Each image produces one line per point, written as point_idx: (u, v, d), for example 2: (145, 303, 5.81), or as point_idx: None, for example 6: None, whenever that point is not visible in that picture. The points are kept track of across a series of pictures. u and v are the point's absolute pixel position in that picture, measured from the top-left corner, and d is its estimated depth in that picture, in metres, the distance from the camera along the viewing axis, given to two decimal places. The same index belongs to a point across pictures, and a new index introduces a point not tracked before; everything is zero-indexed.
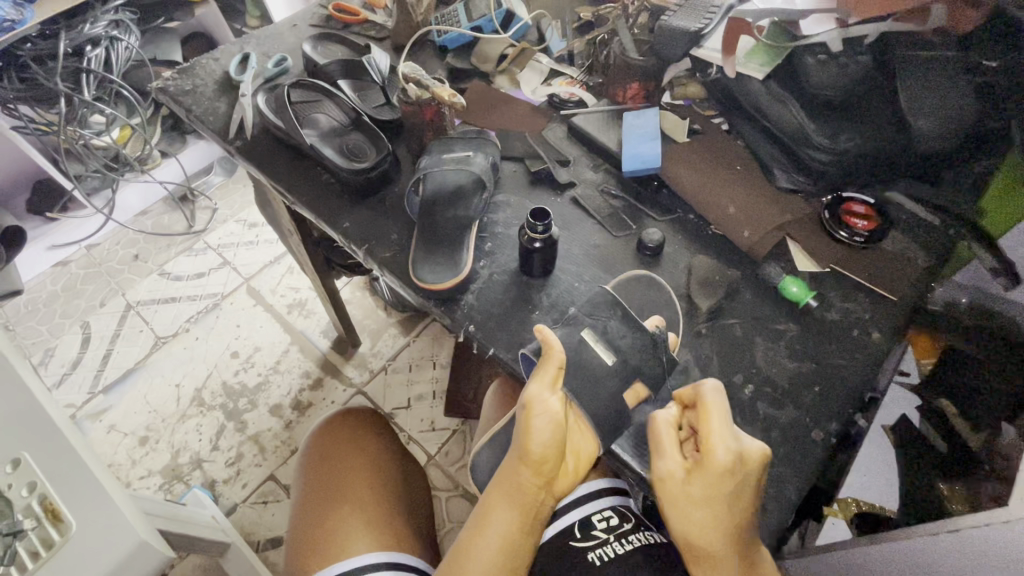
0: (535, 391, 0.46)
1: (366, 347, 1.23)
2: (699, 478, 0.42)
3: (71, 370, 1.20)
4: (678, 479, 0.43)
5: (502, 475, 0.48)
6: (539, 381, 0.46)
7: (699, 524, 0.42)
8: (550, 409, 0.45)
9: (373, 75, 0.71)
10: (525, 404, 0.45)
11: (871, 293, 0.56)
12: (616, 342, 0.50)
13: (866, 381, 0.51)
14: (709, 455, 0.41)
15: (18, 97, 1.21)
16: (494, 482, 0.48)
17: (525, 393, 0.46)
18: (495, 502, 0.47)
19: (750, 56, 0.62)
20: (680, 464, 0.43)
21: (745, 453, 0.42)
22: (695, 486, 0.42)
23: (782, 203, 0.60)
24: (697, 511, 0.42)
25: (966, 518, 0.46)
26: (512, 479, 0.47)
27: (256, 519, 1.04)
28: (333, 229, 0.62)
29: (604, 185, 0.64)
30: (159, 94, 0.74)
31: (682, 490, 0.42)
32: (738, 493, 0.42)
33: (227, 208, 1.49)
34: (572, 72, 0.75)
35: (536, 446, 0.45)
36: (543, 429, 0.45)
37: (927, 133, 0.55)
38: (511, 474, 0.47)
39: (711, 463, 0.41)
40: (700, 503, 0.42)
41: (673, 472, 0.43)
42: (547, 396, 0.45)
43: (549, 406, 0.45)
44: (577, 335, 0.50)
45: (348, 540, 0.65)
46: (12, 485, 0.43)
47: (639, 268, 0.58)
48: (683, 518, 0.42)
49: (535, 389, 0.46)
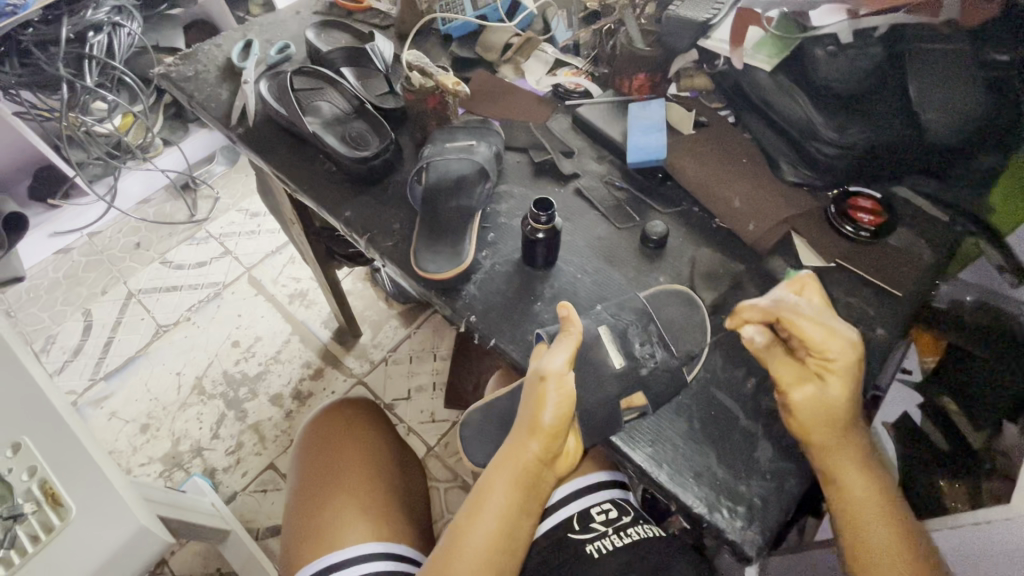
0: (558, 362, 0.46)
1: (367, 338, 1.23)
2: (834, 376, 0.44)
3: (72, 358, 1.20)
4: (813, 394, 0.44)
5: (506, 453, 0.47)
6: (558, 352, 0.47)
7: (845, 422, 0.44)
8: (565, 384, 0.45)
9: (377, 63, 0.70)
10: (542, 376, 0.46)
11: (877, 288, 0.56)
12: (630, 347, 0.51)
13: (869, 375, 0.51)
14: (833, 354, 0.44)
15: (20, 83, 1.20)
16: (496, 460, 0.48)
17: (545, 365, 0.46)
18: (495, 481, 0.47)
19: (758, 48, 0.62)
20: (807, 383, 0.44)
21: (849, 338, 0.44)
22: (836, 384, 0.44)
23: (790, 197, 0.59)
24: (842, 407, 0.44)
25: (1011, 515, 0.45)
26: (517, 454, 0.47)
27: (256, 507, 1.04)
28: (334, 217, 0.61)
29: (608, 176, 0.64)
30: (160, 80, 0.74)
31: (825, 396, 0.44)
32: (858, 371, 0.44)
33: (229, 198, 1.48)
34: (578, 63, 0.74)
35: (548, 418, 0.45)
36: (553, 405, 0.45)
37: (938, 126, 0.54)
38: (517, 450, 0.47)
39: (838, 358, 0.43)
40: (844, 401, 0.44)
41: (803, 384, 0.44)
42: (565, 369, 0.46)
43: (565, 380, 0.46)
44: (594, 330, 0.51)
45: (344, 529, 0.65)
46: (13, 470, 0.43)
47: (678, 284, 0.56)
48: (826, 425, 0.44)
49: (559, 360, 0.46)
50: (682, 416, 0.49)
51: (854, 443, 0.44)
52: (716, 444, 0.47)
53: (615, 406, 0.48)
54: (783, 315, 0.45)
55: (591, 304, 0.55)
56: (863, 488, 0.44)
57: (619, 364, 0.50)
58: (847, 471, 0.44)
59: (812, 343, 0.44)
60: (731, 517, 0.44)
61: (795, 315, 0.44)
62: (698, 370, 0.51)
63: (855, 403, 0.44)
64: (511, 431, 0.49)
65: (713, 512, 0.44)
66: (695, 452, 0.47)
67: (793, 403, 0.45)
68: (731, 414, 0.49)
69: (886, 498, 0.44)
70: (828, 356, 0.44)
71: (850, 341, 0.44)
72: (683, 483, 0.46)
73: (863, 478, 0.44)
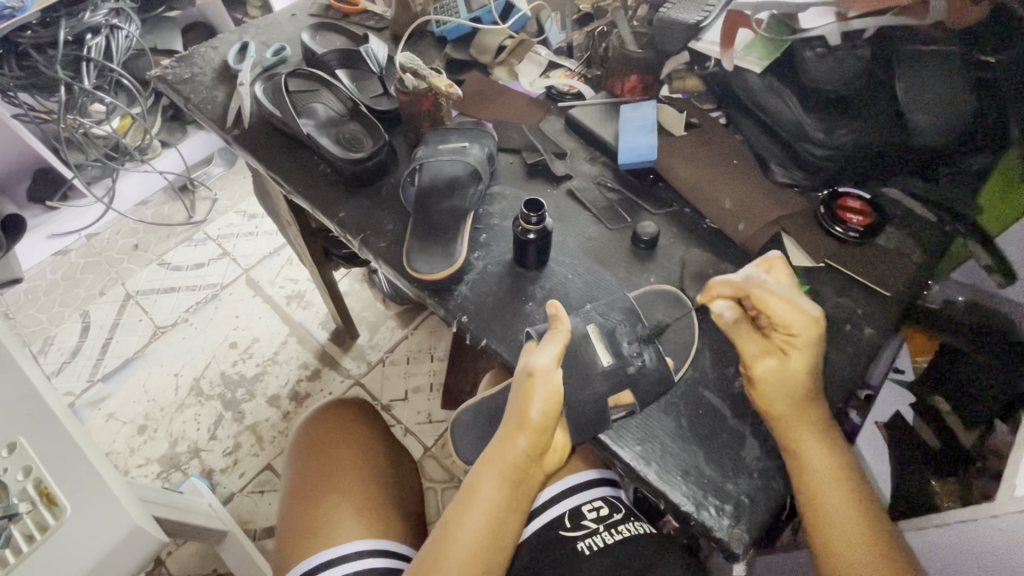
0: (545, 359, 0.46)
1: (365, 339, 1.23)
2: (796, 351, 0.45)
3: (71, 359, 1.21)
4: (774, 365, 0.45)
5: (495, 449, 0.48)
6: (547, 349, 0.47)
7: (805, 400, 0.45)
8: (552, 381, 0.46)
9: (371, 65, 0.71)
10: (529, 372, 0.46)
11: (864, 288, 0.56)
12: (618, 347, 0.51)
13: (858, 373, 0.52)
14: (794, 327, 0.45)
15: (18, 85, 1.20)
16: (484, 457, 0.48)
17: (533, 361, 0.46)
18: (484, 478, 0.47)
19: (749, 50, 0.62)
20: (769, 353, 0.46)
21: (810, 314, 0.45)
22: (796, 356, 0.45)
23: (779, 197, 0.60)
24: (803, 379, 0.45)
25: (988, 509, 0.46)
26: (505, 450, 0.47)
27: (253, 508, 1.05)
28: (328, 218, 0.62)
29: (600, 177, 0.64)
30: (157, 83, 0.74)
31: (786, 367, 0.45)
32: (818, 343, 0.45)
33: (227, 199, 1.49)
34: (571, 65, 0.75)
35: (536, 413, 0.46)
36: (541, 401, 0.46)
37: (925, 129, 0.55)
38: (506, 446, 0.47)
39: (800, 332, 0.44)
40: (804, 371, 0.45)
41: (766, 357, 0.46)
42: (551, 365, 0.46)
43: (552, 376, 0.46)
44: (584, 328, 0.51)
45: (334, 529, 0.65)
46: (8, 469, 0.44)
47: (666, 284, 0.57)
48: (787, 394, 0.45)
49: (547, 356, 0.47)
50: (671, 415, 0.49)
51: (812, 410, 0.45)
52: (705, 443, 0.48)
53: (605, 404, 0.48)
54: (750, 288, 0.46)
55: (582, 304, 0.56)
56: (836, 494, 0.44)
57: (606, 363, 0.50)
58: (824, 489, 0.44)
59: (775, 316, 0.45)
60: (719, 515, 0.45)
61: (760, 287, 0.45)
62: (687, 370, 0.52)
63: (816, 375, 0.45)
64: (500, 428, 0.49)
65: (700, 510, 0.45)
66: (683, 451, 0.47)
67: (757, 376, 0.46)
68: (719, 413, 0.49)
69: (843, 469, 0.45)
70: (790, 330, 0.45)
71: (813, 317, 0.44)
72: (671, 481, 0.46)
73: (841, 496, 0.44)
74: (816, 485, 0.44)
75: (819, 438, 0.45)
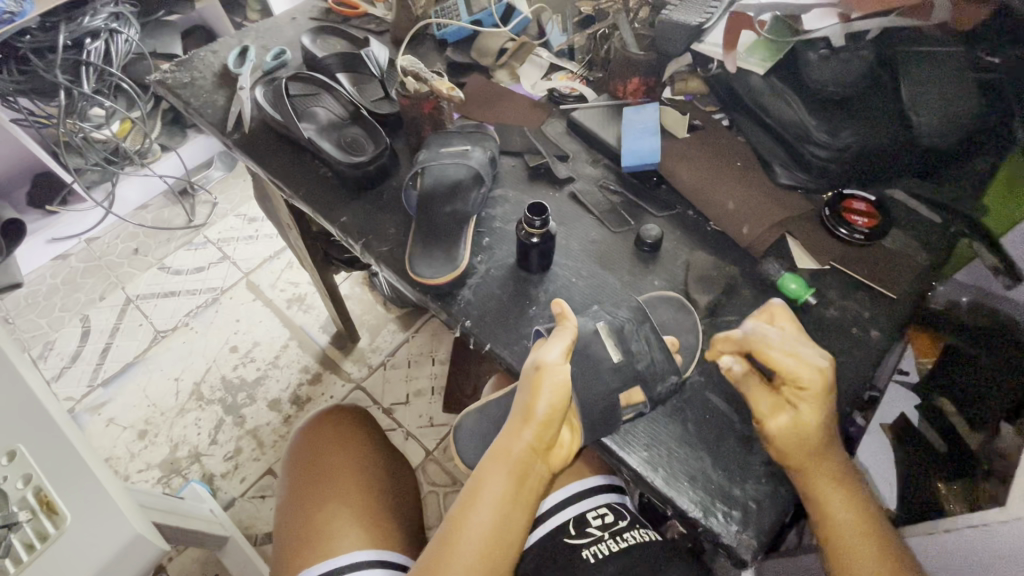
0: (553, 354, 0.47)
1: (366, 342, 1.23)
2: (806, 402, 0.43)
3: (71, 363, 1.20)
4: (788, 421, 0.43)
5: (501, 444, 0.47)
6: (554, 344, 0.47)
7: (822, 446, 0.43)
8: (559, 375, 0.46)
9: (372, 67, 0.70)
10: (537, 367, 0.46)
11: (871, 291, 0.56)
12: (627, 344, 0.50)
13: (865, 378, 0.51)
14: (803, 381, 0.43)
15: (18, 90, 1.20)
16: (490, 453, 0.48)
17: (541, 355, 0.47)
18: (490, 471, 0.47)
19: (751, 52, 0.63)
20: (783, 409, 0.44)
21: (816, 366, 0.43)
22: (807, 408, 0.43)
23: (783, 200, 0.59)
24: (817, 430, 0.43)
25: (1001, 513, 0.46)
26: (511, 444, 0.47)
27: (254, 512, 1.04)
28: (330, 223, 0.61)
29: (603, 180, 0.64)
30: (157, 86, 0.74)
31: (799, 421, 0.43)
32: (829, 395, 0.43)
33: (227, 203, 1.48)
34: (572, 67, 0.74)
35: (542, 406, 0.45)
36: (548, 393, 0.46)
37: (929, 131, 0.54)
38: (512, 439, 0.47)
39: (810, 384, 0.42)
40: (817, 427, 0.43)
41: (777, 413, 0.44)
42: (558, 360, 0.47)
43: (559, 370, 0.46)
44: (592, 325, 0.51)
45: (335, 538, 0.64)
46: (7, 478, 0.43)
47: (670, 288, 0.57)
48: (800, 442, 0.43)
49: (556, 351, 0.47)
50: (678, 420, 0.49)
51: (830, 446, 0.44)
52: (712, 448, 0.47)
53: (615, 401, 0.48)
54: (752, 344, 0.45)
55: (587, 306, 0.55)
56: (847, 518, 0.43)
57: (615, 358, 0.49)
58: (842, 530, 0.43)
59: (782, 372, 0.43)
60: (727, 521, 0.44)
61: (766, 342, 0.44)
62: (693, 376, 0.51)
63: (829, 421, 0.44)
64: (504, 425, 0.49)
65: (709, 517, 0.44)
66: (689, 456, 0.47)
67: (769, 433, 0.44)
68: (726, 418, 0.49)
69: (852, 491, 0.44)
70: (800, 382, 0.43)
71: (820, 367, 0.43)
72: (679, 487, 0.46)
73: (862, 538, 0.43)
74: (836, 526, 0.43)
75: (834, 468, 0.44)
